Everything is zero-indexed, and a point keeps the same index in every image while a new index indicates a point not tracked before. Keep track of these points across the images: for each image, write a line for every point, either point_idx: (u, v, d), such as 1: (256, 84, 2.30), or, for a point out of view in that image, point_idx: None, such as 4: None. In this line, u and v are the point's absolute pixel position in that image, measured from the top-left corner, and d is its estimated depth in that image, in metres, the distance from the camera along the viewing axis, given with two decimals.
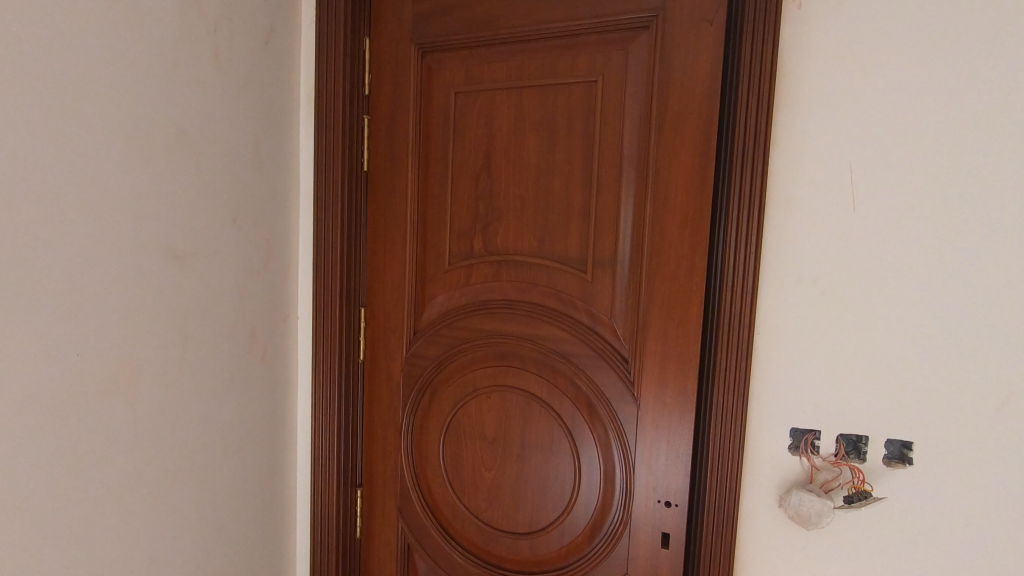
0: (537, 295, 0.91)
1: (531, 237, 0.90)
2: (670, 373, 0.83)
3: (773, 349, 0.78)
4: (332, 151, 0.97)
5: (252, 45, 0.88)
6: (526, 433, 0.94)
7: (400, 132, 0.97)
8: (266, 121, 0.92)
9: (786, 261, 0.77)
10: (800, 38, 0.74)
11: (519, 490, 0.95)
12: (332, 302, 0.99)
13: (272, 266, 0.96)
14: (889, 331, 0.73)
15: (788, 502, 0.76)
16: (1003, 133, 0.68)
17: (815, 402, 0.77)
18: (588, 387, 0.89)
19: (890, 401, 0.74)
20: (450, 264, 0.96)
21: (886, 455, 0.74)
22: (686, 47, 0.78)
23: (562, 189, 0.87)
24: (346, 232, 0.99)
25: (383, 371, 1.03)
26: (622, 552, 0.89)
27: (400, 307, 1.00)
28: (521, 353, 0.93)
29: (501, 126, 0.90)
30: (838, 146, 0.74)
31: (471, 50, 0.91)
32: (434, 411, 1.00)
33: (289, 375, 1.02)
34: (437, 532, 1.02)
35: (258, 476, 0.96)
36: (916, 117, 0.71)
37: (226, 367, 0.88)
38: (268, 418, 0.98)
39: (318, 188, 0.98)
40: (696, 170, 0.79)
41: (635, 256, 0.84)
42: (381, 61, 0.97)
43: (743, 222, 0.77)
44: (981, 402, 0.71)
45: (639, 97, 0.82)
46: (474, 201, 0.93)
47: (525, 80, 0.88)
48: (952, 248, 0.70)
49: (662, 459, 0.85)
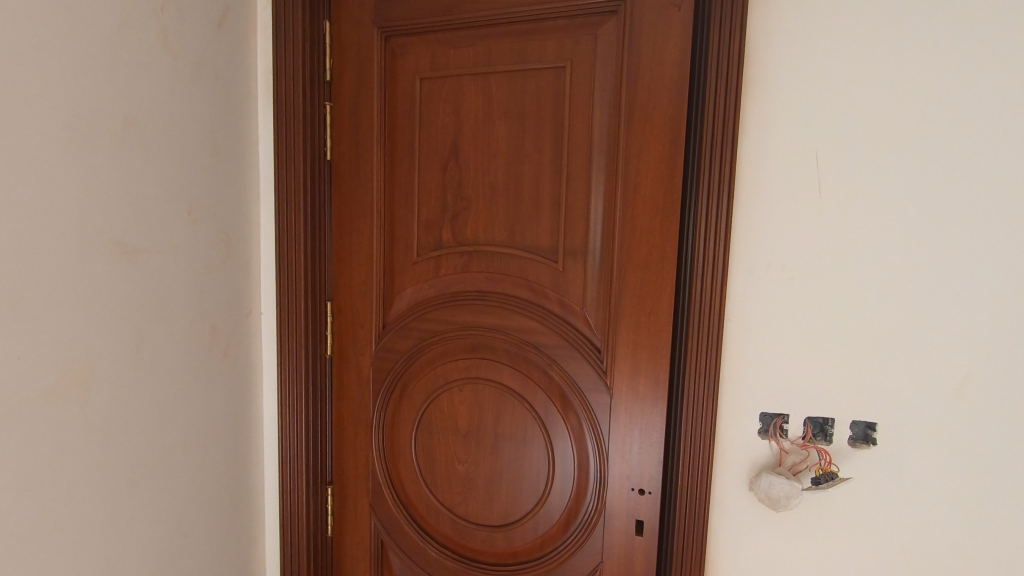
0: (508, 286, 0.89)
1: (500, 227, 0.89)
2: (642, 362, 0.83)
3: (743, 335, 0.78)
4: (293, 140, 0.93)
5: (203, 28, 0.84)
6: (498, 425, 0.93)
7: (364, 119, 0.94)
8: (222, 109, 0.88)
9: (755, 248, 0.77)
10: (767, 24, 0.74)
11: (493, 484, 0.94)
12: (297, 297, 0.96)
13: (233, 261, 0.92)
14: (855, 315, 0.75)
15: (758, 486, 0.77)
16: (961, 120, 0.69)
17: (784, 388, 0.78)
18: (560, 377, 0.89)
19: (856, 384, 0.75)
20: (418, 256, 0.94)
21: (851, 437, 0.76)
22: (655, 32, 0.77)
23: (532, 178, 0.86)
24: (310, 224, 0.95)
25: (352, 366, 1.01)
26: (597, 540, 0.89)
27: (368, 301, 0.98)
28: (493, 345, 0.92)
29: (469, 112, 0.88)
30: (806, 133, 0.74)
31: (437, 34, 0.88)
32: (406, 406, 0.98)
33: (253, 373, 0.98)
34: (411, 528, 1.00)
35: (223, 477, 0.93)
36: (881, 103, 0.71)
37: (184, 366, 0.84)
38: (233, 417, 0.95)
39: (278, 178, 0.94)
40: (666, 156, 0.78)
41: (607, 245, 0.84)
42: (343, 45, 0.94)
43: (712, 210, 0.76)
44: (942, 382, 0.73)
45: (608, 83, 0.81)
46: (442, 190, 0.91)
47: (493, 65, 0.86)
48: (915, 233, 0.72)
49: (635, 446, 0.85)
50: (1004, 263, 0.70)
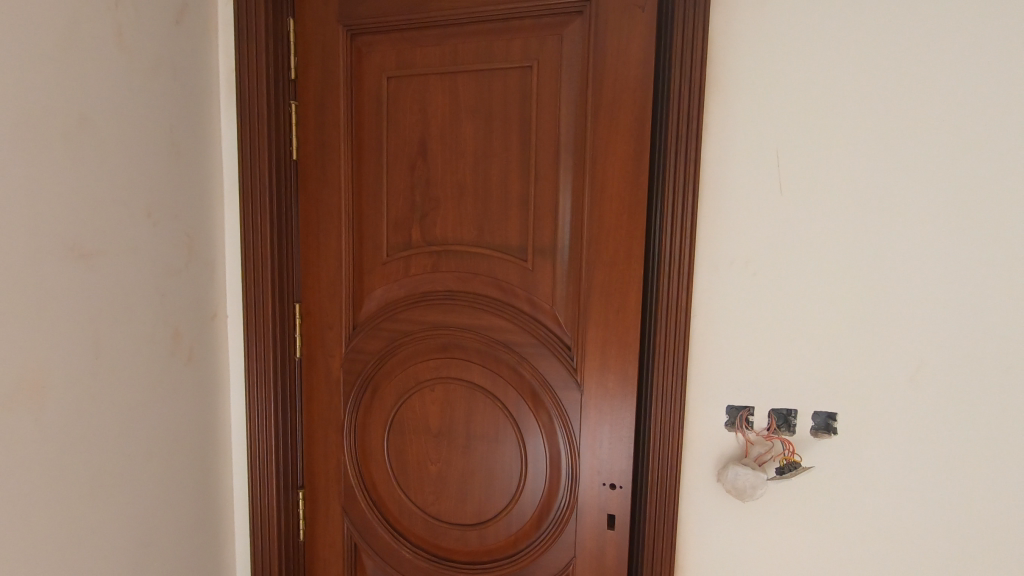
0: (478, 285, 0.89)
1: (469, 226, 0.89)
2: (611, 359, 0.84)
3: (708, 330, 0.80)
4: (257, 140, 0.92)
5: (160, 25, 0.81)
6: (470, 424, 0.93)
7: (330, 118, 0.93)
8: (181, 108, 0.86)
9: (719, 244, 0.79)
10: (727, 26, 0.75)
11: (466, 482, 0.94)
12: (263, 299, 0.94)
13: (195, 263, 0.90)
14: (815, 309, 0.77)
15: (725, 477, 0.79)
16: (912, 121, 0.72)
17: (749, 381, 0.80)
18: (531, 375, 0.89)
19: (816, 376, 0.78)
20: (387, 256, 0.94)
21: (813, 427, 0.79)
22: (619, 33, 0.78)
23: (500, 177, 0.86)
24: (277, 225, 0.94)
25: (322, 369, 0.99)
26: (570, 535, 0.90)
27: (337, 302, 0.97)
28: (463, 344, 0.92)
29: (436, 111, 0.88)
30: (766, 133, 0.76)
31: (403, 33, 0.88)
32: (377, 407, 0.97)
33: (219, 377, 0.96)
34: (384, 530, 1.00)
35: (190, 484, 0.91)
36: (836, 104, 0.74)
37: (145, 372, 0.82)
38: (198, 423, 0.93)
39: (243, 179, 0.92)
40: (631, 155, 0.79)
41: (575, 243, 0.84)
42: (307, 43, 0.92)
43: (678, 207, 0.78)
44: (896, 373, 0.76)
45: (573, 83, 0.82)
46: (410, 190, 0.91)
47: (460, 65, 0.86)
48: (871, 228, 0.75)
49: (606, 442, 0.86)
50: (953, 256, 0.73)
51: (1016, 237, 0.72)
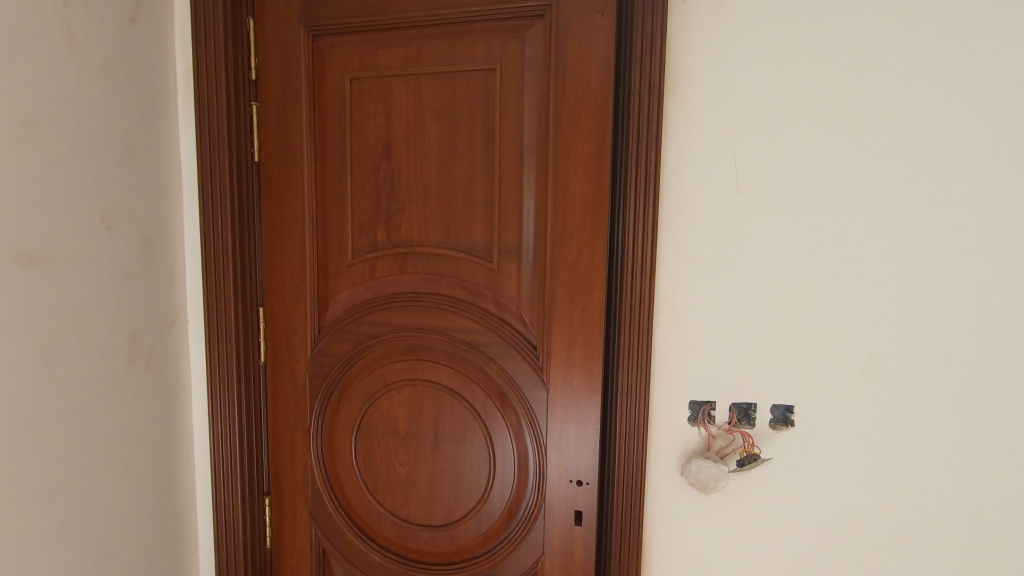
0: (444, 286, 0.90)
1: (435, 227, 0.89)
2: (576, 357, 0.85)
3: (670, 328, 0.82)
4: (217, 141, 0.90)
5: (113, 24, 0.79)
6: (438, 425, 0.93)
7: (292, 120, 0.92)
8: (136, 108, 0.84)
9: (680, 244, 0.81)
10: (685, 32, 0.78)
11: (435, 484, 0.94)
12: (226, 303, 0.93)
13: (153, 267, 0.88)
14: (772, 306, 0.80)
15: (689, 470, 0.81)
16: (859, 125, 0.76)
17: (710, 377, 0.82)
18: (498, 375, 0.90)
19: (774, 370, 0.81)
20: (353, 259, 0.93)
21: (772, 420, 0.82)
22: (580, 36, 0.79)
23: (465, 179, 0.87)
24: (238, 229, 0.92)
25: (288, 373, 0.98)
26: (539, 533, 0.91)
27: (302, 306, 0.96)
28: (431, 346, 0.92)
29: (400, 114, 0.88)
30: (722, 136, 0.78)
31: (365, 34, 0.87)
32: (345, 411, 0.97)
33: (180, 383, 0.94)
34: (353, 534, 0.99)
35: (150, 493, 0.89)
36: (788, 108, 0.77)
37: (101, 380, 0.80)
38: (158, 430, 0.91)
39: (202, 181, 0.91)
40: (593, 157, 0.81)
41: (540, 243, 0.85)
42: (268, 44, 0.91)
43: (639, 208, 0.79)
44: (849, 365, 0.79)
45: (535, 86, 0.83)
46: (375, 192, 0.90)
47: (423, 67, 0.86)
48: (822, 228, 0.78)
49: (572, 439, 0.87)
50: (899, 254, 0.77)
51: (958, 235, 0.75)
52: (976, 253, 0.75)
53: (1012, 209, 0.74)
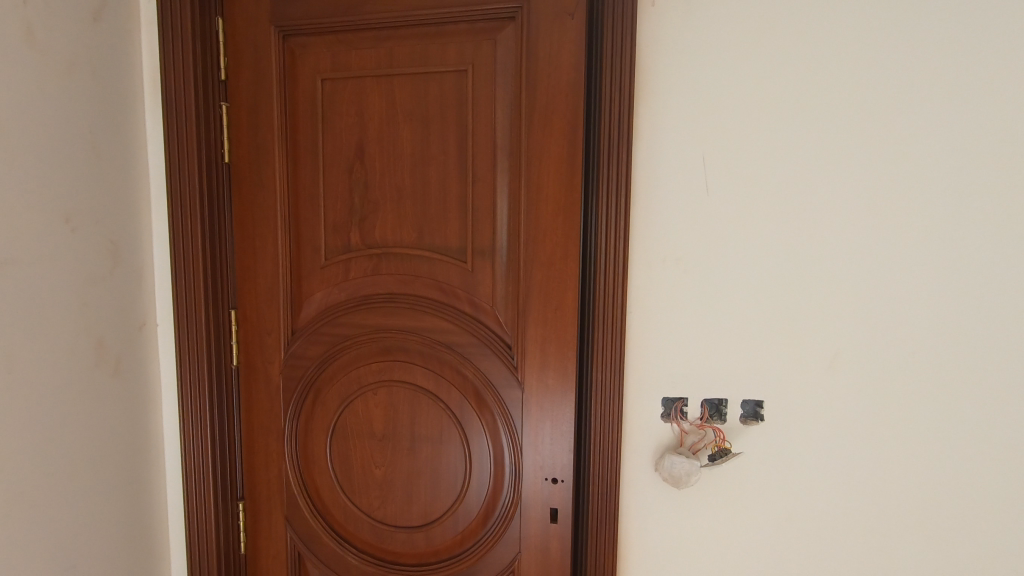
0: (419, 287, 0.90)
1: (409, 228, 0.89)
2: (550, 357, 0.86)
3: (643, 326, 0.84)
4: (185, 142, 0.89)
5: (75, 22, 0.77)
6: (414, 426, 0.93)
7: (264, 120, 0.91)
8: (101, 108, 0.82)
9: (651, 243, 0.82)
10: (654, 36, 0.79)
11: (411, 485, 0.94)
12: (196, 307, 0.91)
13: (121, 270, 0.86)
14: (741, 304, 0.82)
15: (662, 465, 0.82)
16: (823, 128, 0.78)
17: (682, 374, 0.84)
18: (474, 375, 0.90)
19: (744, 367, 0.83)
20: (326, 260, 0.93)
21: (742, 415, 0.84)
22: (551, 38, 0.79)
23: (439, 180, 0.87)
24: (209, 231, 0.91)
25: (261, 376, 0.97)
26: (515, 531, 0.92)
27: (275, 308, 0.95)
28: (406, 347, 0.92)
29: (373, 114, 0.87)
30: (691, 138, 0.80)
31: (337, 35, 0.87)
32: (320, 413, 0.96)
33: (149, 388, 0.93)
34: (330, 537, 0.99)
35: (119, 501, 0.88)
36: (755, 110, 0.79)
37: (67, 387, 0.78)
38: (127, 437, 0.89)
39: (170, 182, 0.89)
40: (565, 158, 0.81)
41: (513, 244, 0.86)
42: (237, 43, 0.90)
43: (611, 208, 0.81)
44: (815, 360, 0.82)
45: (508, 87, 0.83)
46: (348, 192, 0.90)
47: (396, 67, 0.86)
48: (788, 227, 0.80)
49: (547, 438, 0.88)
50: (862, 251, 0.79)
51: (916, 233, 0.78)
52: (934, 250, 0.78)
53: (967, 207, 0.77)
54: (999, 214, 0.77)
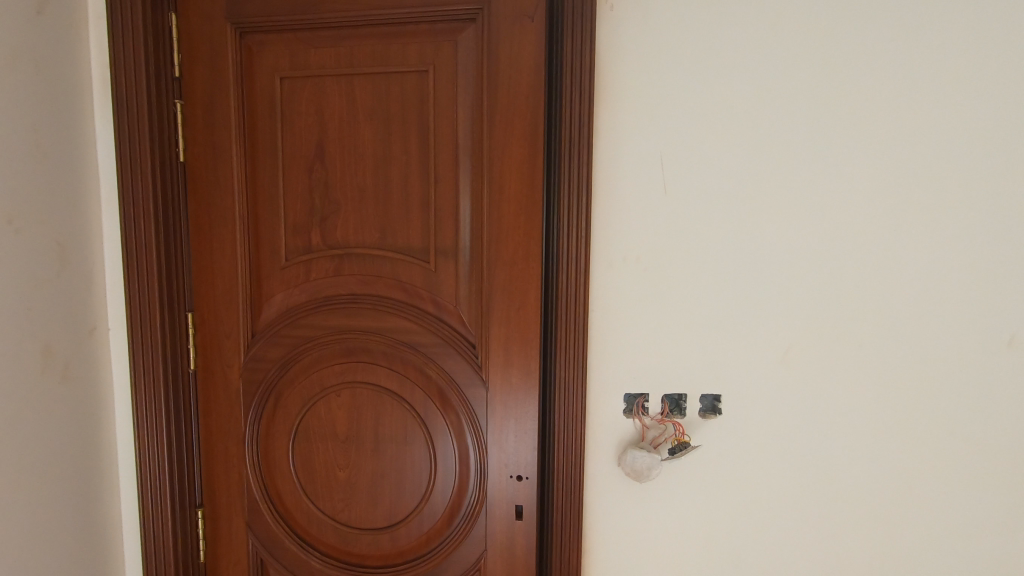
0: (382, 287, 0.89)
1: (370, 228, 0.88)
2: (514, 355, 0.86)
3: (605, 324, 0.85)
4: (137, 141, 0.86)
5: (18, 18, 0.75)
6: (378, 427, 0.93)
7: (220, 118, 0.89)
8: (46, 105, 0.79)
9: (612, 243, 0.84)
10: (612, 40, 0.81)
11: (376, 486, 0.94)
12: (150, 310, 0.89)
13: (70, 273, 0.84)
14: (699, 301, 0.84)
15: (625, 460, 0.84)
16: (774, 132, 0.81)
17: (644, 370, 0.86)
18: (438, 375, 0.91)
19: (703, 362, 0.85)
20: (287, 261, 0.91)
21: (701, 409, 0.86)
22: (511, 40, 0.80)
23: (400, 181, 0.87)
24: (163, 232, 0.89)
25: (219, 381, 0.95)
26: (481, 529, 0.92)
27: (233, 311, 0.93)
28: (368, 347, 0.91)
29: (333, 114, 0.87)
30: (649, 140, 0.82)
31: (295, 33, 0.86)
32: (281, 417, 0.95)
33: (101, 395, 0.90)
34: (293, 542, 0.97)
35: (69, 509, 0.85)
36: (710, 114, 0.81)
37: (11, 395, 0.75)
38: (77, 446, 0.86)
39: (122, 182, 0.87)
40: (527, 159, 0.82)
41: (476, 243, 0.86)
42: (191, 40, 0.88)
43: (572, 208, 0.82)
44: (769, 355, 0.85)
45: (470, 88, 0.84)
46: (308, 192, 0.89)
47: (357, 67, 0.85)
48: (743, 227, 0.83)
49: (512, 436, 0.89)
50: (812, 250, 0.83)
51: (860, 232, 0.82)
52: (877, 248, 0.82)
53: (908, 207, 0.81)
54: (936, 213, 0.81)
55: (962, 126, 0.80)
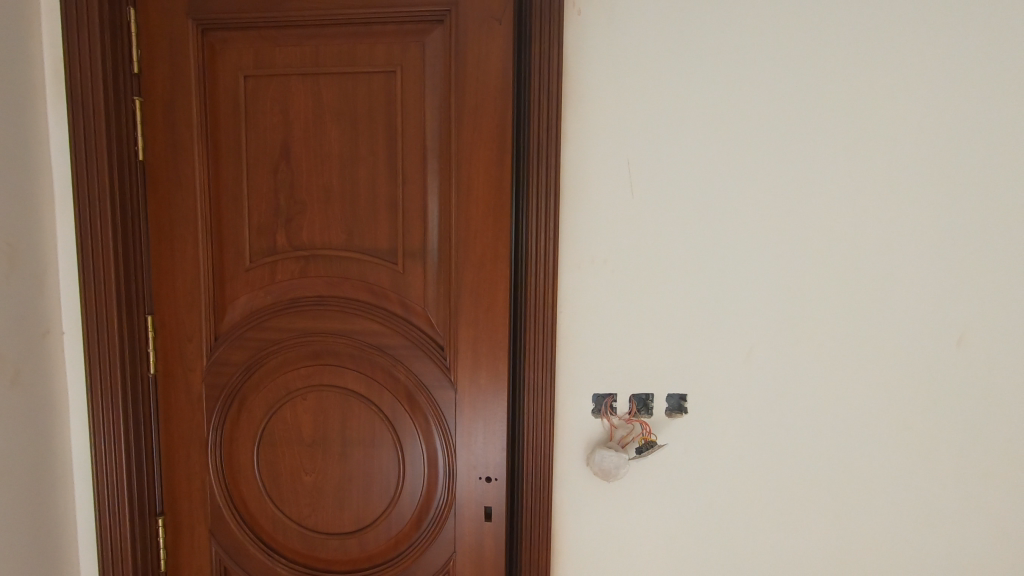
0: (348, 289, 0.88)
1: (337, 229, 0.87)
2: (482, 356, 0.86)
3: (573, 325, 0.86)
4: (93, 138, 0.84)
5: None
6: (345, 430, 0.91)
7: (181, 116, 0.87)
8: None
9: (580, 245, 0.85)
10: (579, 44, 0.81)
11: (343, 490, 0.92)
12: (108, 313, 0.87)
13: (20, 275, 0.81)
14: (665, 303, 0.86)
15: (593, 460, 0.85)
16: (736, 137, 0.83)
17: (611, 370, 0.87)
18: (406, 377, 0.90)
19: (669, 362, 0.87)
20: (251, 262, 0.90)
21: (667, 408, 0.88)
22: (478, 43, 0.80)
23: (367, 182, 0.86)
24: (121, 233, 0.87)
25: (181, 385, 0.92)
26: (450, 532, 0.92)
27: (195, 313, 0.90)
28: (335, 350, 0.90)
29: (298, 114, 0.86)
30: (616, 144, 0.83)
31: (260, 31, 0.84)
32: (245, 421, 0.93)
33: (55, 401, 0.87)
34: (257, 549, 0.95)
35: (20, 519, 0.82)
36: (675, 119, 0.83)
37: None
38: (28, 454, 0.83)
39: (77, 181, 0.84)
40: (495, 161, 0.82)
41: (444, 245, 0.86)
42: (151, 35, 0.85)
43: (541, 210, 0.83)
44: (733, 355, 0.87)
45: (438, 89, 0.84)
46: (273, 193, 0.88)
47: (323, 67, 0.84)
48: (706, 230, 0.85)
49: (480, 437, 0.89)
50: (773, 252, 0.85)
51: (820, 235, 0.85)
52: (835, 251, 0.85)
53: (863, 210, 0.84)
54: (889, 217, 0.84)
55: (913, 133, 0.83)
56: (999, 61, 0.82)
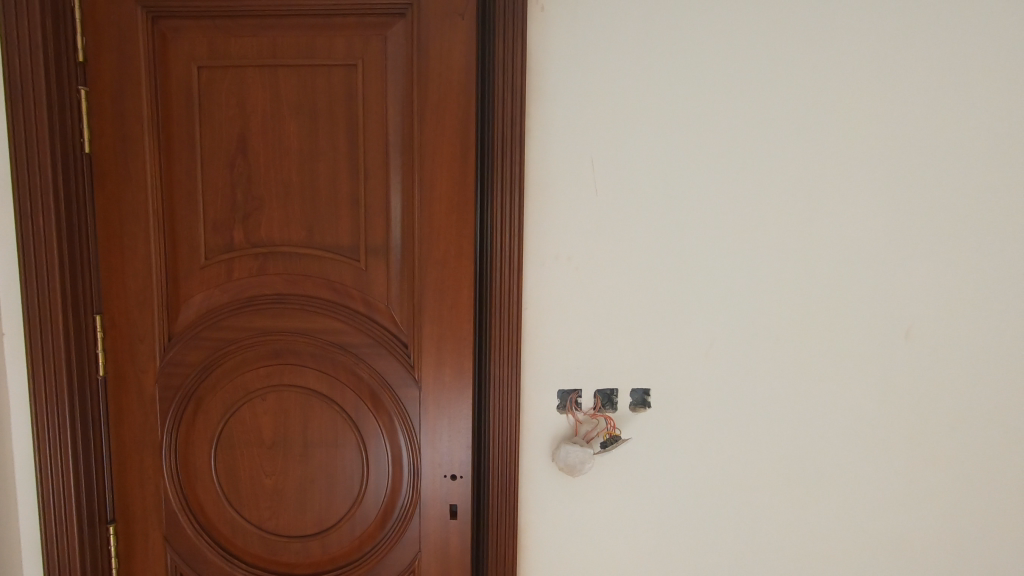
0: (309, 286, 0.87)
1: (296, 225, 0.85)
2: (447, 354, 0.86)
3: (538, 322, 0.86)
4: (35, 130, 0.80)
5: None
6: (307, 430, 0.90)
7: (130, 107, 0.83)
8: None
9: (544, 241, 0.85)
10: (543, 41, 0.82)
11: (305, 491, 0.91)
12: (53, 314, 0.83)
13: None
14: (628, 299, 0.87)
15: (558, 456, 0.85)
16: (697, 136, 0.84)
17: (576, 365, 0.87)
18: (369, 376, 0.89)
19: (633, 357, 0.88)
20: (206, 260, 0.87)
21: (631, 402, 0.89)
22: (440, 38, 0.80)
23: (328, 177, 0.84)
24: (66, 229, 0.83)
25: (132, 387, 0.89)
26: (415, 531, 0.91)
27: (147, 313, 0.87)
28: (296, 349, 0.88)
29: (255, 106, 0.83)
30: (580, 141, 0.83)
31: (214, 20, 0.81)
32: (201, 424, 0.90)
33: None
34: (216, 554, 0.93)
35: None
36: (637, 116, 0.84)
37: None
38: None
39: (18, 175, 0.80)
40: (458, 157, 0.82)
41: (407, 242, 0.85)
42: (97, 22, 0.82)
43: (505, 206, 0.82)
44: (695, 350, 0.89)
45: (400, 83, 0.83)
46: (229, 188, 0.85)
47: (281, 59, 0.82)
48: (668, 226, 0.86)
49: (445, 435, 0.89)
50: (732, 248, 0.87)
51: (777, 231, 0.87)
52: (791, 247, 0.88)
53: (818, 208, 0.87)
54: (842, 214, 0.87)
55: (863, 134, 0.86)
56: (944, 64, 0.85)
